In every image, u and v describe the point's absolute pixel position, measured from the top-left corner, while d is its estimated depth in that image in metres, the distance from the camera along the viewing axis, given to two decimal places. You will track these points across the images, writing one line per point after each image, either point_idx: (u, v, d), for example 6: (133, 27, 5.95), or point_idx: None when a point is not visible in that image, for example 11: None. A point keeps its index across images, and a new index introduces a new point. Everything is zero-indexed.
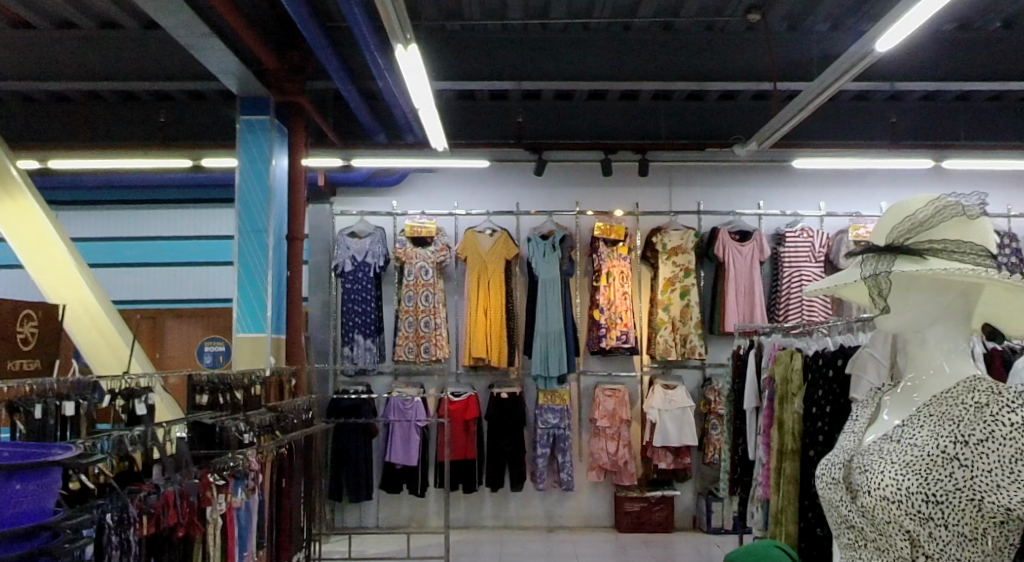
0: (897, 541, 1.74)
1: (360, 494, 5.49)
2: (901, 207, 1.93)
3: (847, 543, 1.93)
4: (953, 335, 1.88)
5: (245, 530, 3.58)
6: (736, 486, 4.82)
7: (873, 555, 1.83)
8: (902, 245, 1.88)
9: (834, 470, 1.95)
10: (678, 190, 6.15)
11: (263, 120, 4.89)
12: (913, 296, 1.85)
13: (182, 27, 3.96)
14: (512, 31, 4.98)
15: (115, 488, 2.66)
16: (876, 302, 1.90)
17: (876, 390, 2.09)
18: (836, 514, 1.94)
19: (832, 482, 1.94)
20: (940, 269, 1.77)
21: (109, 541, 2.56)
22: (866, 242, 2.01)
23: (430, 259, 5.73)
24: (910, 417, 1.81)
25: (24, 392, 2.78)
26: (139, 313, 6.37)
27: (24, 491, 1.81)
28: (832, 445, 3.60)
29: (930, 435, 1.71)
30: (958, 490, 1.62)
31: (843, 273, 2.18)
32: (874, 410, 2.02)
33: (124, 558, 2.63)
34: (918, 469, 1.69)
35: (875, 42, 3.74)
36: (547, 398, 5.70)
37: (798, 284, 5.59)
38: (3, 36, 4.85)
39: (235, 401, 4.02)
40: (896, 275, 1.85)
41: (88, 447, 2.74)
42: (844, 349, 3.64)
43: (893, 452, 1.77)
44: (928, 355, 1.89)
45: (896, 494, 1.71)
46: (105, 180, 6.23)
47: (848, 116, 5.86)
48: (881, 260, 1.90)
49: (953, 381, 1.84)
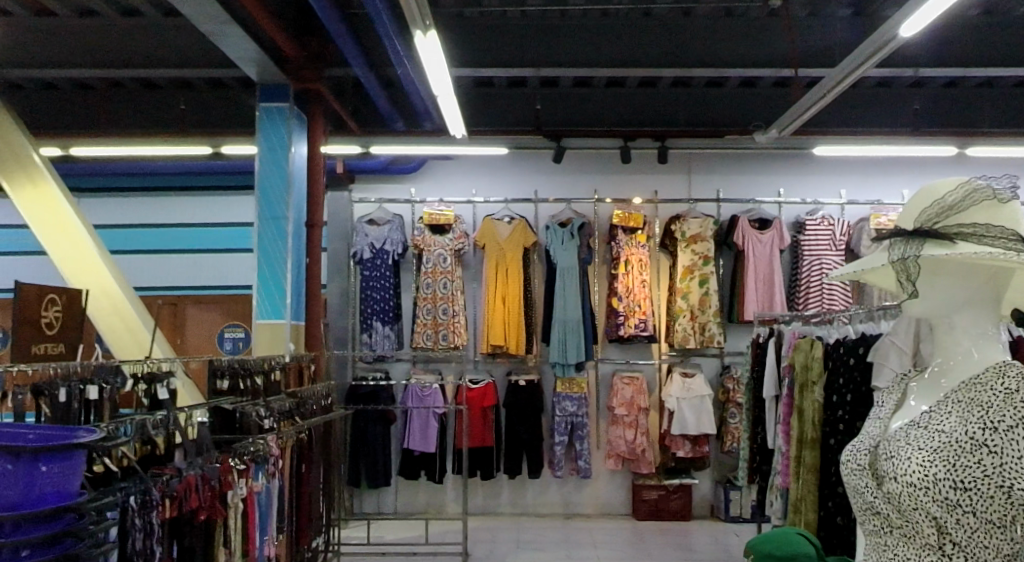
0: (924, 528, 1.72)
1: (378, 480, 5.51)
2: (929, 190, 1.90)
3: (873, 530, 1.91)
4: (982, 320, 1.86)
5: (266, 514, 3.65)
6: (755, 475, 4.84)
7: (900, 543, 1.81)
8: (931, 229, 1.85)
9: (860, 456, 1.93)
10: (697, 177, 6.11)
11: (282, 108, 4.89)
12: (942, 282, 1.83)
13: (202, 14, 3.97)
14: (532, 18, 4.91)
15: (138, 471, 2.68)
16: (904, 286, 1.87)
17: (900, 377, 2.07)
18: (860, 501, 1.92)
19: (857, 469, 1.92)
20: (971, 253, 1.75)
21: (132, 523, 2.57)
22: (893, 226, 1.98)
23: (448, 247, 5.70)
24: (938, 402, 1.79)
25: (49, 375, 2.85)
26: (161, 299, 6.44)
27: (48, 473, 1.79)
28: (853, 433, 3.61)
29: (958, 421, 1.70)
30: (986, 477, 1.61)
31: (868, 259, 2.17)
32: (899, 397, 2.01)
33: (148, 540, 2.66)
34: (946, 455, 1.67)
35: (898, 28, 3.69)
36: (565, 386, 5.67)
37: (819, 272, 5.54)
38: (25, 24, 4.86)
39: (255, 387, 4.05)
40: (925, 258, 1.82)
41: (112, 431, 2.77)
42: (866, 338, 3.63)
43: (921, 438, 1.75)
44: (955, 341, 1.87)
45: (923, 480, 1.69)
46: (124, 167, 6.25)
47: (870, 103, 5.78)
48: (910, 243, 1.86)
49: (982, 367, 1.83)
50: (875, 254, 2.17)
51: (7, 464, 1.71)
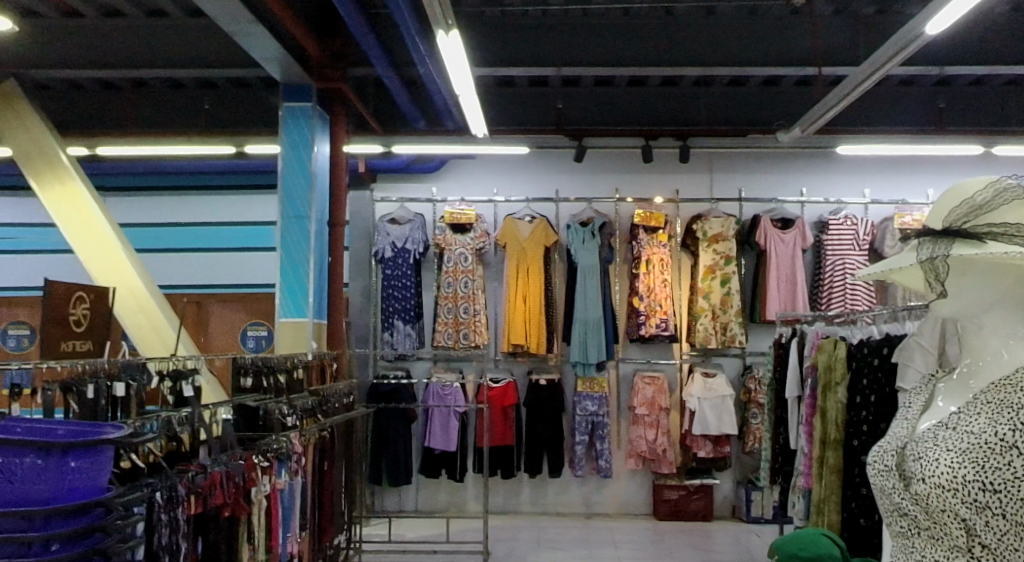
0: (952, 530, 1.71)
1: (399, 478, 5.53)
2: (960, 188, 1.87)
3: (899, 532, 1.90)
4: (1013, 320, 1.82)
5: (289, 511, 3.68)
6: (777, 476, 4.81)
7: (927, 544, 1.79)
8: (960, 228, 1.83)
9: (887, 458, 1.91)
10: (719, 177, 6.08)
11: (304, 107, 4.91)
12: (973, 280, 1.83)
13: (227, 15, 4.00)
14: (554, 16, 4.90)
15: (164, 468, 2.71)
16: (932, 286, 1.88)
17: (928, 377, 2.05)
18: (888, 502, 1.91)
19: (884, 470, 1.90)
20: (1000, 253, 1.74)
21: (159, 519, 2.57)
22: (921, 225, 1.96)
23: (469, 246, 5.71)
24: (966, 403, 1.78)
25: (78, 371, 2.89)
26: (185, 297, 6.39)
27: (76, 468, 1.71)
28: (877, 435, 3.59)
29: (987, 423, 1.68)
30: (1016, 478, 1.60)
31: (895, 258, 2.17)
32: (927, 396, 1.99)
33: (174, 536, 2.67)
34: (975, 457, 1.65)
35: (923, 26, 3.65)
36: (585, 385, 5.67)
37: (842, 272, 5.50)
38: (53, 26, 4.91)
39: (279, 385, 4.08)
40: (953, 258, 1.81)
41: (138, 427, 2.79)
42: (890, 338, 3.61)
43: (949, 439, 1.73)
44: (983, 342, 1.86)
45: (951, 482, 1.68)
46: (147, 167, 6.31)
47: (895, 102, 5.73)
48: (938, 243, 1.85)
49: (1011, 368, 1.81)
50: (903, 253, 2.16)
51: (38, 459, 1.64)
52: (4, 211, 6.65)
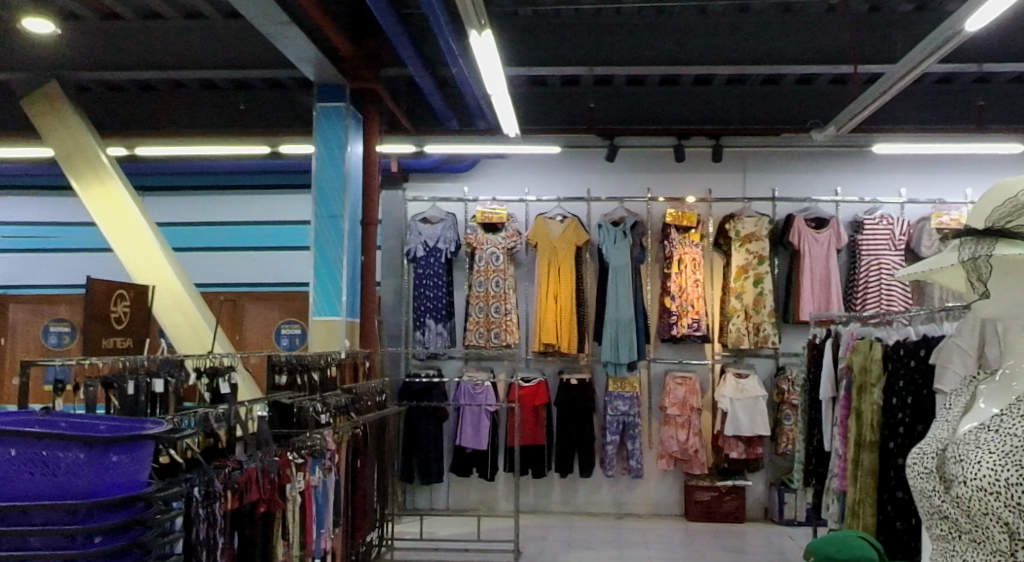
0: (994, 533, 1.68)
1: (431, 477, 5.56)
2: (1006, 187, 1.84)
3: (939, 535, 1.87)
4: None
5: (322, 507, 3.73)
6: (811, 477, 4.77)
7: (969, 548, 1.77)
8: (1003, 229, 1.80)
9: (926, 459, 1.89)
10: (753, 176, 6.03)
11: (338, 107, 4.96)
12: (1018, 280, 1.78)
13: (263, 17, 4.04)
14: (587, 16, 4.89)
15: (202, 463, 2.72)
16: (975, 287, 1.84)
17: (969, 377, 2.01)
18: (927, 504, 1.88)
19: (923, 472, 1.88)
20: None
21: (197, 514, 2.59)
22: (962, 226, 1.93)
23: (501, 245, 5.73)
24: (1010, 405, 1.75)
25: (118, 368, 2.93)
26: (221, 296, 6.59)
27: (120, 463, 1.41)
28: (914, 437, 3.54)
29: None
30: None
31: (936, 258, 2.16)
32: (969, 398, 1.95)
33: (211, 530, 2.69)
34: (1018, 460, 1.63)
35: (963, 23, 3.58)
36: (616, 385, 5.66)
37: (877, 272, 5.43)
38: (93, 29, 4.99)
39: (313, 382, 4.11)
40: (997, 258, 1.78)
41: (176, 424, 2.83)
42: (928, 339, 3.56)
43: (992, 442, 1.70)
44: None
45: (994, 485, 1.65)
46: (184, 166, 6.41)
47: (933, 101, 5.65)
48: (981, 243, 1.82)
49: None
50: (943, 253, 2.14)
51: (80, 453, 1.34)
52: (46, 210, 6.77)
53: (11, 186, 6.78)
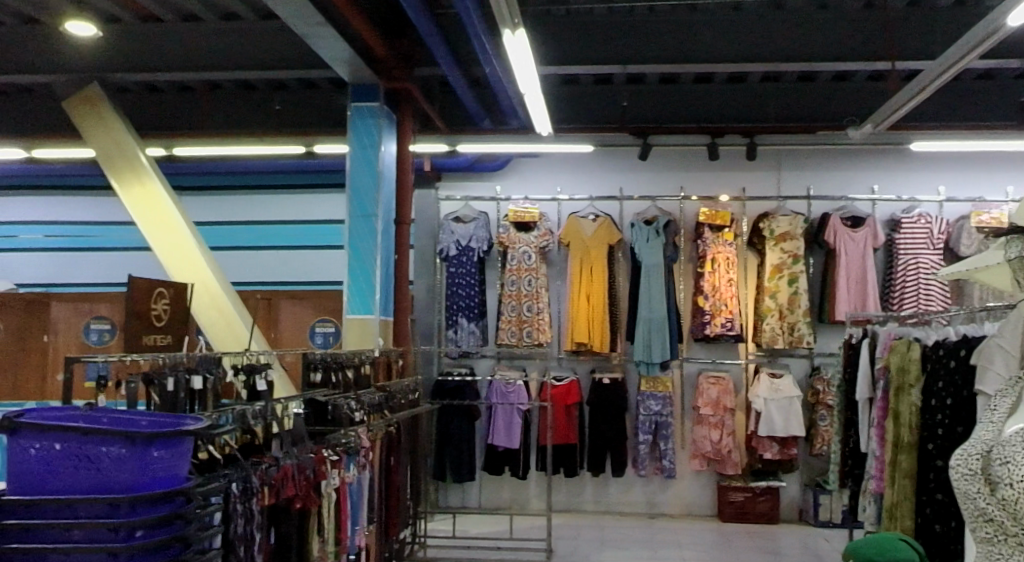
0: None
1: (463, 474, 5.58)
2: None
3: (983, 537, 1.83)
4: None
5: (357, 504, 3.76)
6: (846, 479, 4.70)
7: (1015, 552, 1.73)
8: None
9: (970, 461, 1.84)
10: (788, 174, 5.98)
11: (372, 107, 4.98)
12: None
13: (298, 17, 4.06)
14: (620, 14, 4.88)
15: (239, 459, 2.74)
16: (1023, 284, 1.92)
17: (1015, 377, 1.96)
18: (971, 507, 1.84)
19: (967, 473, 1.84)
20: None
21: (233, 509, 2.59)
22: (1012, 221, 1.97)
23: (533, 244, 5.73)
24: None
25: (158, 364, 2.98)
26: (258, 294, 6.54)
27: (156, 456, 1.56)
28: (954, 438, 3.47)
29: None
30: None
31: (979, 257, 2.21)
32: (1015, 399, 1.91)
33: (248, 525, 2.70)
34: None
35: (1005, 17, 3.50)
36: (649, 385, 5.64)
37: (915, 272, 5.36)
38: (132, 31, 5.07)
39: (347, 379, 4.14)
40: None
41: (214, 420, 2.86)
42: (968, 340, 3.50)
43: None
44: None
45: None
46: (220, 165, 6.52)
47: (973, 97, 5.56)
48: None
49: None
50: (986, 252, 2.19)
51: (116, 447, 1.49)
52: (85, 210, 6.91)
53: (54, 185, 6.95)
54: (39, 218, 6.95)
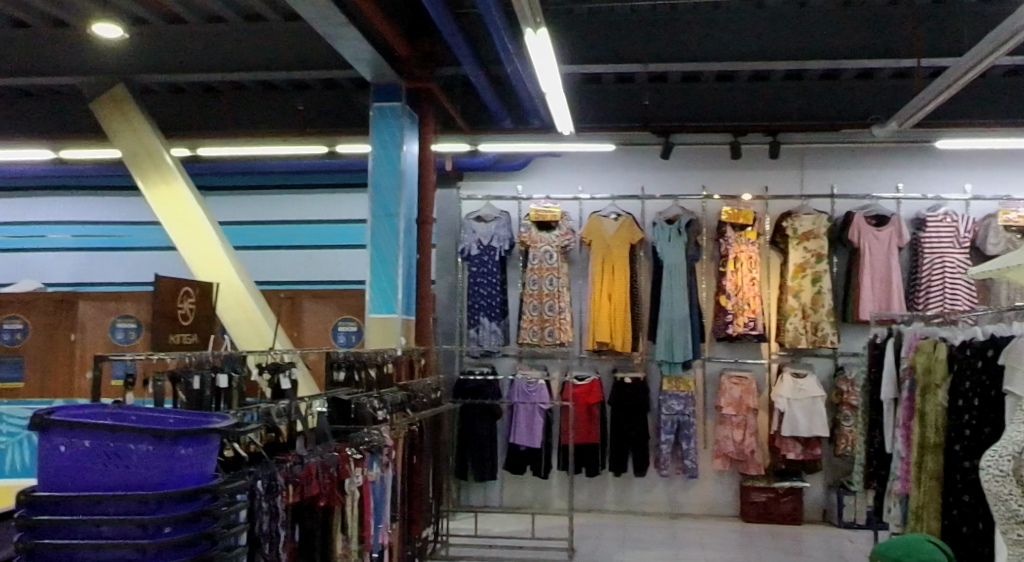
0: None
1: (485, 473, 5.59)
2: None
3: None
4: None
5: (381, 502, 3.78)
6: (872, 480, 4.66)
7: None
8: None
9: None
10: (811, 173, 5.95)
11: (394, 107, 4.99)
12: None
13: (321, 18, 4.08)
14: (643, 12, 4.87)
15: (266, 456, 2.75)
16: None
17: None
18: None
19: None
20: None
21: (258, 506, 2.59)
22: None
23: (555, 243, 5.73)
24: None
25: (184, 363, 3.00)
26: (281, 293, 6.58)
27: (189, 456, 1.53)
28: (982, 439, 3.42)
29: None
30: None
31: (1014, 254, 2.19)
32: None
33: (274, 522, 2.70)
34: None
35: None
36: (671, 384, 5.63)
37: (941, 271, 5.32)
38: (157, 32, 5.13)
39: (371, 378, 4.16)
40: None
41: (240, 418, 2.87)
42: (994, 338, 3.44)
43: None
44: None
45: None
46: (243, 165, 6.58)
47: (1001, 94, 5.49)
48: None
49: None
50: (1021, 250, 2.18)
51: (147, 445, 1.48)
52: (111, 210, 6.99)
53: (80, 186, 7.04)
54: (65, 218, 7.05)
